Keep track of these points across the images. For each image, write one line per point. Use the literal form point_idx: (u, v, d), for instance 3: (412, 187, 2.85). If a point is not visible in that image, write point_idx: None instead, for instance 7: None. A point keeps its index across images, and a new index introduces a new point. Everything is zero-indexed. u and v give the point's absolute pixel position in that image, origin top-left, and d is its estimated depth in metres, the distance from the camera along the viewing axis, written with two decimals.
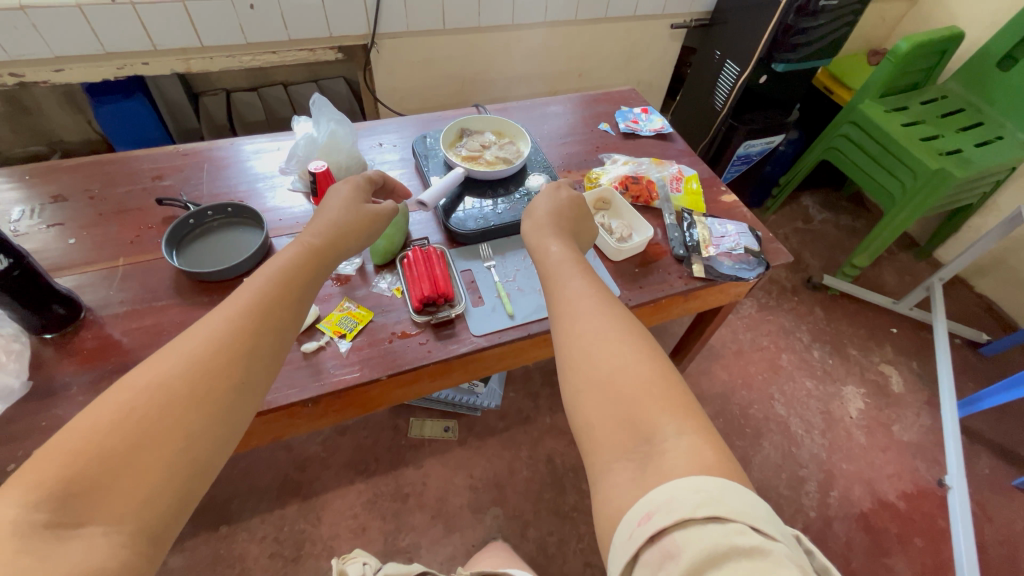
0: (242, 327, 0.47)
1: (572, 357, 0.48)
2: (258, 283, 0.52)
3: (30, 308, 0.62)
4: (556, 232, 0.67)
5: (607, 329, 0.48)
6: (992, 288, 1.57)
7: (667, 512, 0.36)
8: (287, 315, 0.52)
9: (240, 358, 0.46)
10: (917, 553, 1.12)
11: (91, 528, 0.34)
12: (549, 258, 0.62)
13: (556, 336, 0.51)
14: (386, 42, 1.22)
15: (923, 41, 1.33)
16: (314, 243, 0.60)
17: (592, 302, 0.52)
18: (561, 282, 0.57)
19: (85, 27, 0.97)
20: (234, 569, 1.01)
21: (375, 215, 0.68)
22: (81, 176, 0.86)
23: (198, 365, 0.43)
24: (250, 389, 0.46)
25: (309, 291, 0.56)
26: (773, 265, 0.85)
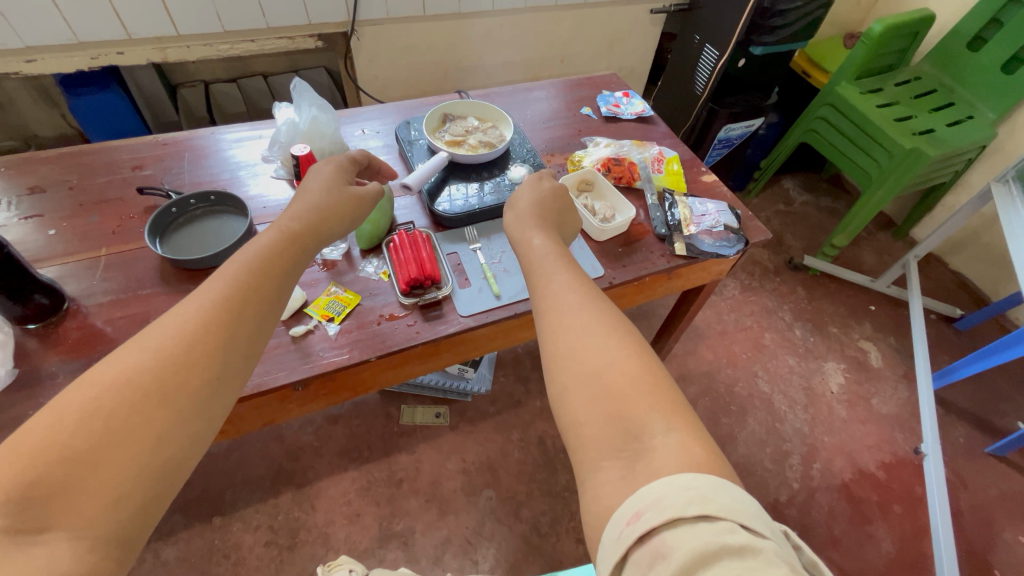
0: (216, 316, 0.45)
1: (557, 354, 0.46)
2: (234, 271, 0.49)
3: (10, 298, 0.62)
4: (540, 225, 0.65)
5: (593, 324, 0.47)
6: (965, 264, 1.62)
7: (657, 513, 0.33)
8: (265, 304, 0.49)
9: (215, 349, 0.43)
10: (897, 520, 1.16)
11: (51, 535, 0.32)
12: (532, 253, 0.60)
13: (540, 333, 0.49)
14: (366, 29, 1.21)
15: (896, 23, 1.36)
16: (292, 227, 0.57)
17: (578, 296, 0.50)
18: (544, 277, 0.54)
19: (57, 16, 0.95)
20: (229, 558, 1.01)
21: (359, 197, 0.67)
22: (59, 167, 0.85)
23: (169, 358, 0.40)
24: (228, 382, 0.43)
25: (289, 277, 0.53)
26: (752, 242, 0.87)
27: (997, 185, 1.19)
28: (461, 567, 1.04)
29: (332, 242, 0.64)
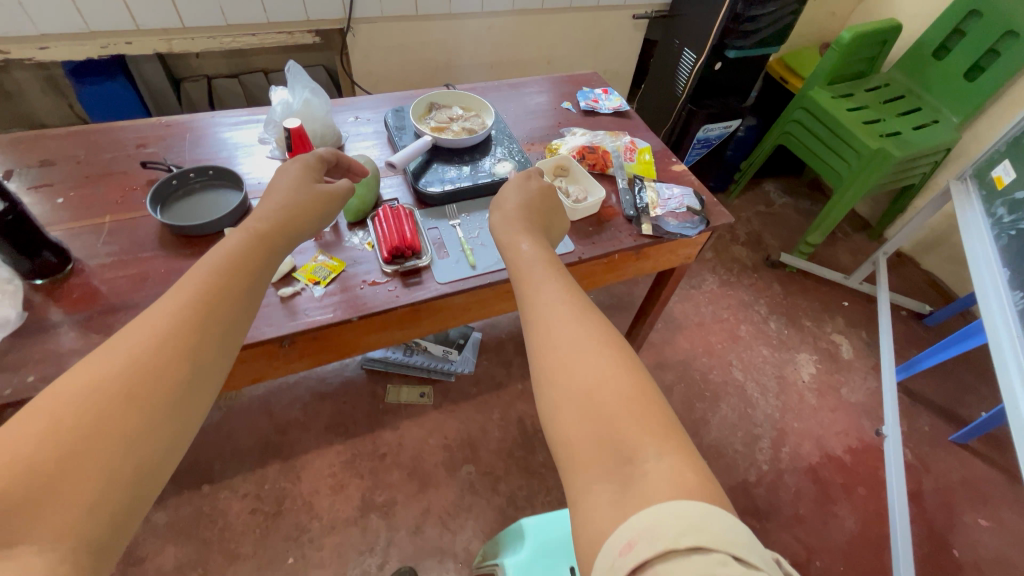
0: (184, 322, 0.44)
1: (548, 370, 0.43)
2: (200, 275, 0.49)
3: (21, 252, 0.67)
4: (527, 232, 0.62)
5: (584, 338, 0.44)
6: (935, 264, 1.68)
7: (651, 542, 0.31)
8: (234, 309, 0.48)
9: (184, 354, 0.42)
10: (861, 501, 1.21)
11: (21, 549, 0.31)
12: (520, 258, 0.57)
13: (529, 346, 0.47)
14: (361, 27, 1.28)
15: (863, 32, 1.44)
16: (260, 227, 0.58)
17: (568, 306, 0.48)
18: (532, 285, 0.52)
19: (70, 5, 1.02)
20: (216, 523, 1.05)
21: (327, 194, 0.69)
22: (68, 143, 0.91)
23: (137, 364, 0.40)
24: (199, 388, 0.43)
25: (258, 284, 0.53)
26: (714, 224, 0.93)
27: (955, 183, 1.26)
28: (439, 537, 1.08)
29: (302, 240, 0.65)
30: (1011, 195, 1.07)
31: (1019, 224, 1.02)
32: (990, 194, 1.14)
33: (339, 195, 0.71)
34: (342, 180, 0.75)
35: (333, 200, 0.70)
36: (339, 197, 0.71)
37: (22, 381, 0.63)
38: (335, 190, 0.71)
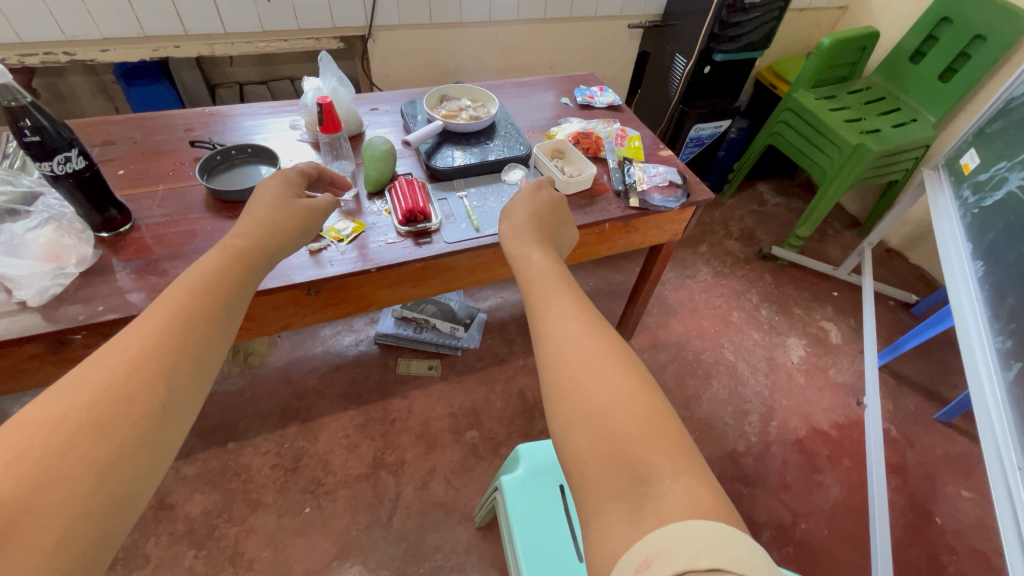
0: (156, 350, 0.45)
1: (559, 386, 0.44)
2: (171, 298, 0.49)
3: (93, 206, 0.79)
4: (539, 248, 0.63)
5: (592, 357, 0.45)
6: (922, 257, 1.75)
7: (669, 561, 0.31)
8: (207, 333, 0.49)
9: (155, 381, 0.43)
10: (845, 471, 1.27)
11: None
12: (532, 273, 0.57)
13: (542, 364, 0.47)
14: (381, 34, 1.43)
15: (843, 37, 1.56)
16: (237, 246, 0.61)
17: (579, 324, 0.48)
18: (543, 301, 0.52)
19: (129, 12, 1.18)
20: (240, 476, 1.14)
21: (306, 212, 0.73)
22: (126, 127, 1.04)
23: (105, 394, 0.40)
24: (172, 415, 0.43)
25: (233, 307, 0.54)
26: (695, 199, 1.04)
27: (929, 172, 1.34)
28: (443, 493, 1.16)
29: (281, 256, 0.68)
30: (976, 178, 1.16)
31: (982, 202, 1.10)
32: (959, 180, 1.22)
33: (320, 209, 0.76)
34: (322, 196, 0.79)
35: (310, 218, 0.73)
36: (318, 213, 0.75)
37: (91, 311, 0.74)
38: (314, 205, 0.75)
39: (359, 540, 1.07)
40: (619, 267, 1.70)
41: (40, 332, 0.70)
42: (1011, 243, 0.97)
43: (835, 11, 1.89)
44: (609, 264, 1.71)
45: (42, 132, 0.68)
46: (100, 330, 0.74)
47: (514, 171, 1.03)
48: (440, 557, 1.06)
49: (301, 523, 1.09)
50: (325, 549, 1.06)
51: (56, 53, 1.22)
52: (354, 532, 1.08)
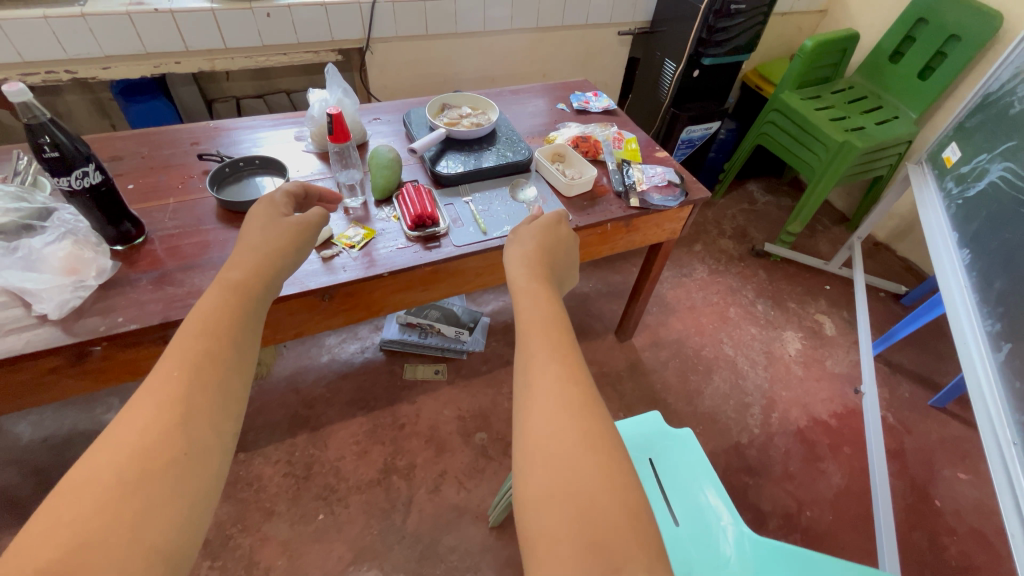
0: (172, 396, 0.42)
1: (540, 446, 0.39)
2: (179, 341, 0.46)
3: (108, 219, 0.80)
4: (534, 280, 0.55)
5: (568, 437, 0.39)
6: (909, 250, 1.80)
7: None
8: (222, 370, 0.46)
9: (174, 428, 0.40)
10: (846, 459, 1.30)
11: None
12: (522, 312, 0.51)
13: (523, 416, 0.42)
14: (378, 46, 1.46)
15: (825, 39, 1.61)
16: (233, 277, 0.55)
17: (572, 389, 0.43)
18: (525, 357, 0.46)
19: (132, 31, 1.20)
20: (252, 486, 1.15)
21: (297, 236, 0.66)
22: (133, 142, 1.06)
23: (127, 450, 0.38)
24: (198, 461, 0.40)
25: (244, 341, 0.50)
26: (692, 197, 1.07)
27: (913, 166, 1.39)
28: (456, 495, 1.17)
29: (280, 279, 0.62)
30: (958, 170, 1.21)
31: (965, 193, 1.15)
32: (942, 173, 1.27)
33: (311, 226, 0.69)
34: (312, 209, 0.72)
35: (303, 239, 0.67)
36: (310, 231, 0.68)
37: (110, 322, 0.75)
38: (305, 221, 0.68)
39: (374, 545, 1.08)
40: (617, 268, 1.74)
41: (62, 344, 0.71)
42: (994, 230, 1.01)
43: (816, 14, 1.96)
44: (607, 265, 1.74)
45: (61, 148, 0.70)
46: (120, 340, 0.75)
47: (527, 190, 1.04)
48: (455, 559, 1.08)
49: (316, 530, 1.10)
50: (341, 555, 1.06)
51: (57, 71, 1.23)
52: (369, 537, 1.09)
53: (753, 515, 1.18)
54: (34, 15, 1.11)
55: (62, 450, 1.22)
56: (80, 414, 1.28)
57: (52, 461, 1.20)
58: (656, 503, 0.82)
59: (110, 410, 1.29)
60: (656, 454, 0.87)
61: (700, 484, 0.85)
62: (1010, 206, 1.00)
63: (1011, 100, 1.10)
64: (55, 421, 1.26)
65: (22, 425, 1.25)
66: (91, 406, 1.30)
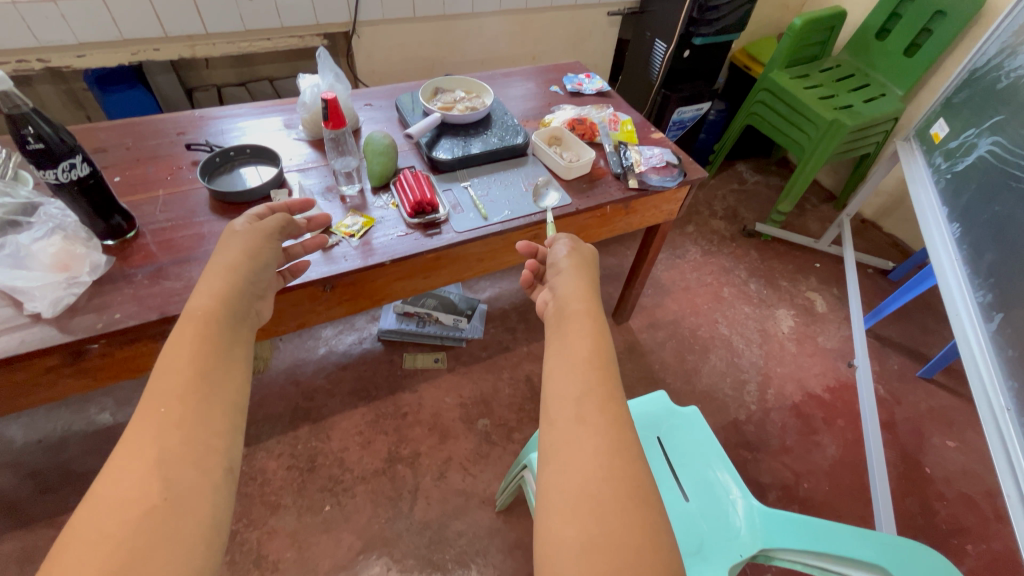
0: (148, 441, 0.38)
1: (566, 485, 0.37)
2: (153, 380, 0.42)
3: (97, 214, 0.77)
4: (589, 308, 0.51)
5: (611, 486, 0.36)
6: (896, 227, 1.84)
7: None
8: (198, 403, 0.41)
9: (149, 474, 0.36)
10: (840, 431, 1.33)
11: None
12: (572, 341, 0.47)
13: (549, 451, 0.40)
14: (365, 29, 1.43)
15: (813, 17, 1.62)
16: (202, 308, 0.47)
17: (606, 425, 0.40)
18: (571, 388, 0.43)
19: (107, 16, 1.15)
20: (255, 480, 1.14)
21: (251, 248, 0.57)
22: (116, 133, 1.02)
23: (103, 504, 0.34)
24: (183, 505, 0.36)
25: (226, 365, 0.45)
26: (689, 177, 1.08)
27: (901, 143, 1.41)
28: (461, 480, 1.17)
29: (260, 304, 0.56)
30: (946, 146, 1.23)
31: (954, 167, 1.17)
32: (930, 148, 1.29)
33: (262, 234, 0.59)
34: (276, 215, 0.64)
35: (261, 255, 0.57)
36: (261, 239, 0.59)
37: (107, 319, 0.72)
38: (251, 228, 0.59)
39: (383, 533, 1.09)
40: (611, 251, 1.74)
41: (57, 343, 0.69)
42: (983, 203, 1.03)
43: None
44: (602, 248, 1.75)
45: (46, 139, 0.67)
46: (117, 337, 0.73)
47: (548, 197, 0.99)
48: (464, 543, 1.08)
49: (323, 521, 1.09)
50: (349, 544, 1.07)
51: (29, 61, 1.18)
52: (377, 525, 1.09)
53: (753, 489, 1.21)
54: (2, 1, 1.05)
55: (56, 451, 1.19)
56: (73, 415, 1.25)
57: (46, 463, 1.17)
58: (665, 479, 0.85)
59: (103, 409, 1.27)
60: (665, 433, 0.90)
61: (711, 463, 0.87)
62: (999, 179, 1.02)
63: (998, 74, 1.11)
64: (47, 422, 1.24)
65: (13, 428, 1.22)
66: (84, 406, 1.27)
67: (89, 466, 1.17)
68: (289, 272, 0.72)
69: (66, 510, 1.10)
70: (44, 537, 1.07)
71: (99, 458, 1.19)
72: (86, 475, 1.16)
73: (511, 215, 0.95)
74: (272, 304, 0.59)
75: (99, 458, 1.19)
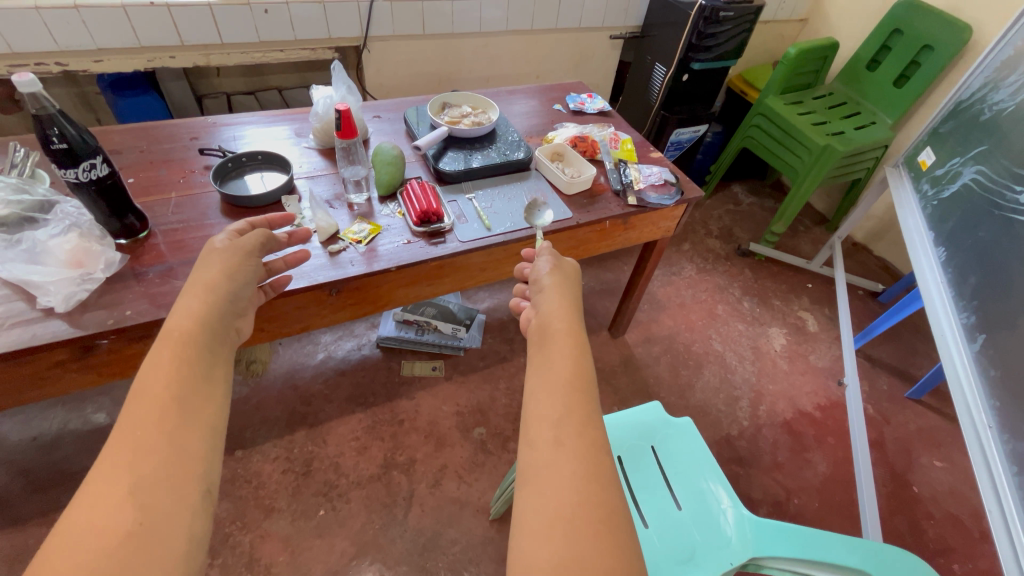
0: (121, 467, 0.39)
1: (540, 510, 0.39)
2: (128, 405, 0.43)
3: (112, 213, 0.79)
4: (572, 327, 0.53)
5: (586, 511, 0.39)
6: (886, 250, 1.88)
7: None
8: (174, 426, 0.42)
9: (124, 500, 0.37)
10: (830, 448, 1.36)
11: None
12: (554, 361, 0.49)
13: (525, 473, 0.42)
14: (375, 44, 1.48)
15: (808, 47, 1.68)
16: (180, 328, 0.49)
17: (583, 449, 0.42)
18: (551, 411, 0.45)
19: (126, 23, 1.19)
20: (250, 483, 1.14)
21: (229, 266, 0.58)
22: (130, 136, 1.05)
23: (77, 532, 0.35)
24: (159, 531, 0.37)
25: (204, 388, 0.46)
26: (686, 196, 1.12)
27: (890, 170, 1.46)
28: (456, 488, 1.18)
29: (240, 321, 0.58)
30: (933, 173, 1.28)
31: (940, 193, 1.21)
32: (918, 175, 1.34)
33: (242, 251, 0.61)
34: (260, 231, 0.66)
35: (239, 272, 0.58)
36: (241, 256, 0.60)
37: (117, 316, 0.74)
38: (232, 246, 0.60)
39: (376, 539, 1.09)
40: (609, 266, 1.78)
41: (68, 337, 0.71)
42: (966, 231, 1.07)
43: (797, 23, 2.04)
44: (599, 263, 1.78)
45: (69, 139, 0.69)
46: (126, 335, 0.75)
47: (544, 212, 1.01)
48: (457, 551, 1.09)
49: (317, 525, 1.10)
50: (343, 549, 1.07)
51: (48, 64, 1.21)
52: (371, 531, 1.10)
53: (744, 504, 1.23)
54: (25, 5, 1.09)
55: (51, 449, 1.19)
56: (69, 413, 1.26)
57: (40, 461, 1.17)
58: (659, 488, 0.87)
59: (100, 408, 1.27)
60: (659, 442, 0.92)
61: (704, 475, 0.88)
62: (982, 207, 1.06)
63: (982, 107, 1.16)
64: (42, 420, 1.24)
65: (7, 426, 1.22)
66: (80, 404, 1.27)
67: (84, 465, 1.17)
68: (271, 287, 0.74)
69: (58, 508, 1.10)
70: (35, 536, 1.06)
71: (94, 457, 1.19)
72: (80, 474, 1.16)
73: (513, 226, 0.98)
74: (253, 321, 0.61)
75: (93, 457, 1.19)
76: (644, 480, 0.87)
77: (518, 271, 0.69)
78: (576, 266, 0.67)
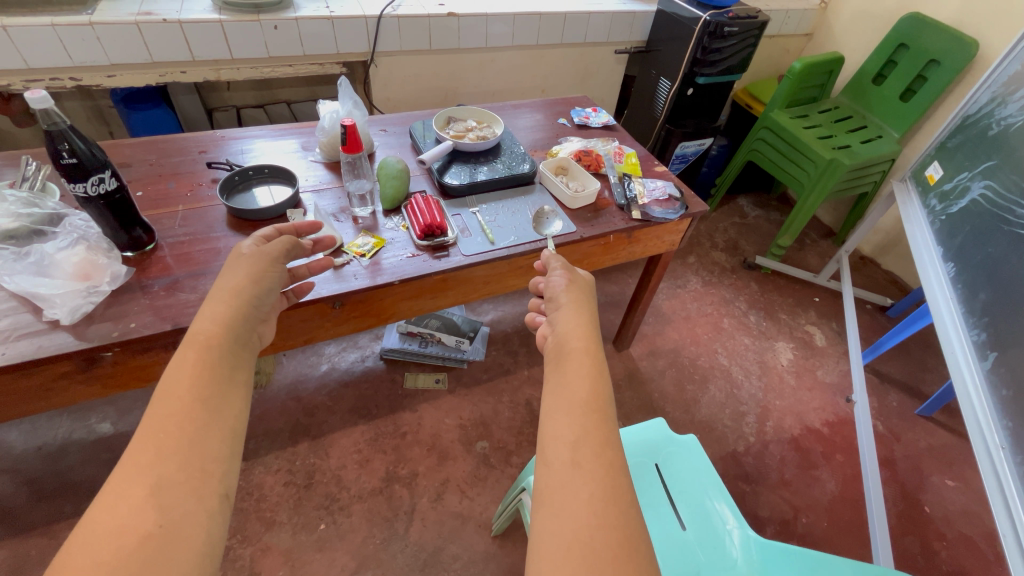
0: (144, 466, 0.39)
1: (555, 533, 0.39)
2: (153, 406, 0.43)
3: (120, 227, 0.80)
4: (589, 346, 0.53)
5: (604, 534, 0.38)
6: (895, 265, 1.86)
7: None
8: (196, 429, 0.42)
9: (145, 500, 0.37)
10: (839, 466, 1.33)
11: None
12: (570, 381, 0.49)
13: (540, 492, 0.42)
14: (383, 59, 1.50)
15: (812, 62, 1.69)
16: (194, 334, 0.49)
17: (598, 471, 0.42)
18: (568, 432, 0.45)
19: (139, 40, 1.21)
20: (251, 495, 1.13)
21: (255, 272, 0.58)
22: (141, 150, 1.06)
23: (99, 530, 0.35)
24: (178, 533, 0.37)
25: (226, 392, 0.46)
26: (691, 210, 1.11)
27: (897, 183, 1.45)
28: (458, 503, 1.17)
29: (260, 327, 0.57)
30: (941, 188, 1.27)
31: (948, 209, 1.20)
32: (926, 190, 1.33)
33: (267, 258, 0.60)
34: (287, 236, 0.67)
35: (265, 279, 0.58)
36: (266, 262, 0.60)
37: (122, 329, 0.74)
38: (258, 252, 0.60)
39: (377, 553, 1.08)
40: (613, 279, 1.77)
41: (72, 350, 0.71)
42: (976, 246, 1.06)
43: (802, 37, 2.05)
44: (604, 276, 1.78)
45: (79, 155, 0.70)
46: (130, 348, 0.75)
47: (552, 225, 1.01)
48: (458, 567, 1.07)
49: (318, 539, 1.09)
50: (343, 564, 1.06)
51: (63, 79, 1.24)
52: (371, 545, 1.09)
53: (751, 522, 1.20)
54: (42, 22, 1.12)
55: (57, 459, 1.19)
56: (74, 422, 1.26)
57: (45, 471, 1.17)
58: (664, 505, 0.85)
59: (105, 418, 1.28)
60: (663, 460, 0.91)
61: (710, 493, 0.87)
62: (992, 223, 1.04)
63: (989, 122, 1.15)
64: (48, 429, 1.24)
65: (14, 434, 1.23)
66: (85, 414, 1.28)
67: (88, 475, 1.17)
68: (292, 292, 0.76)
69: (60, 519, 1.10)
70: (36, 546, 1.06)
71: (98, 467, 1.19)
72: (84, 484, 1.16)
73: (517, 240, 0.98)
74: (275, 326, 0.61)
75: (97, 467, 1.19)
76: (648, 498, 0.85)
77: (534, 284, 0.69)
78: (591, 281, 0.67)
